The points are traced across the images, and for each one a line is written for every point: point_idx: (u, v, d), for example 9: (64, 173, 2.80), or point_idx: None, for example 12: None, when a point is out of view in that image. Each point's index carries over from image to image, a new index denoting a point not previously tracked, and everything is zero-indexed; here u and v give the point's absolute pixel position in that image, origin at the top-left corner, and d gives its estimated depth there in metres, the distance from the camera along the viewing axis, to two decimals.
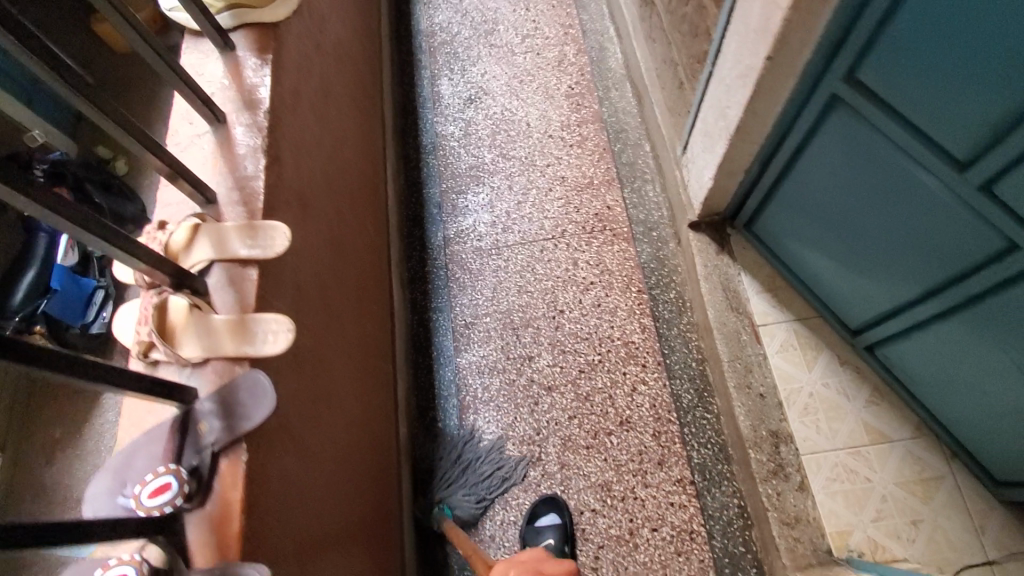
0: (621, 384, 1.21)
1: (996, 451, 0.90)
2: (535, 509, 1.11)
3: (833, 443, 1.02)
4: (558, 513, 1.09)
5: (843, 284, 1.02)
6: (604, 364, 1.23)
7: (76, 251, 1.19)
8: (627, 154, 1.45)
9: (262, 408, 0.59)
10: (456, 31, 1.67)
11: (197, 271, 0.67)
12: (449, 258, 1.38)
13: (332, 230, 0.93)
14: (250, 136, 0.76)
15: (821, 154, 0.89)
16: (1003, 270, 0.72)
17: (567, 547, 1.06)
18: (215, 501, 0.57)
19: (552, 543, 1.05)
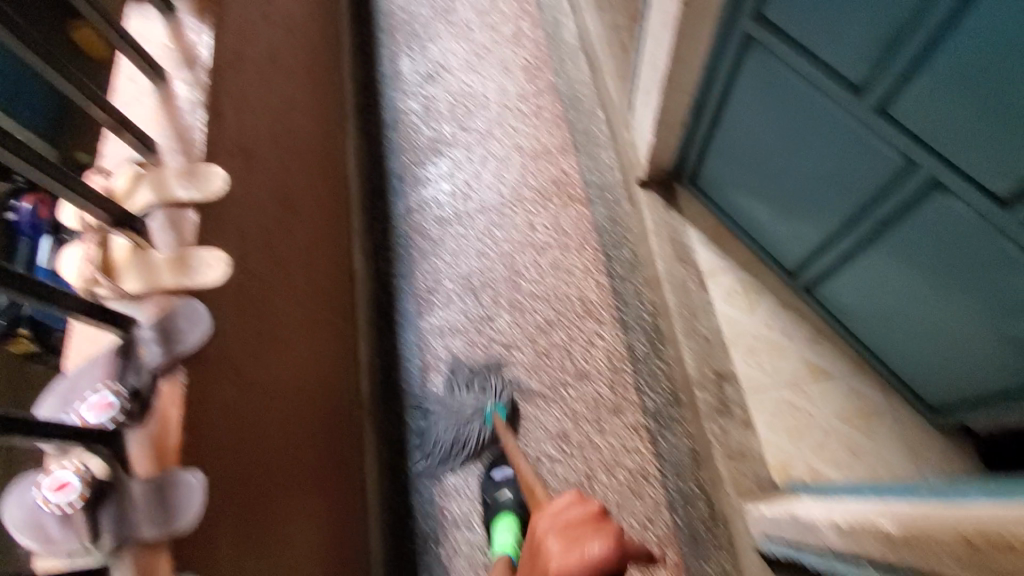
0: (568, 338, 1.24)
1: (924, 375, 0.95)
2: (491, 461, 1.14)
3: (775, 380, 1.06)
4: (513, 464, 1.12)
5: (779, 227, 1.06)
6: (554, 319, 1.27)
7: None
8: (582, 120, 1.48)
9: (197, 331, 0.64)
10: (415, 10, 1.70)
11: (138, 214, 0.71)
12: (410, 227, 1.42)
13: (280, 188, 0.96)
14: (190, 91, 0.80)
15: (745, 96, 0.95)
16: (907, 187, 0.77)
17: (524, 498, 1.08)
18: (155, 419, 0.60)
19: (512, 496, 1.07)
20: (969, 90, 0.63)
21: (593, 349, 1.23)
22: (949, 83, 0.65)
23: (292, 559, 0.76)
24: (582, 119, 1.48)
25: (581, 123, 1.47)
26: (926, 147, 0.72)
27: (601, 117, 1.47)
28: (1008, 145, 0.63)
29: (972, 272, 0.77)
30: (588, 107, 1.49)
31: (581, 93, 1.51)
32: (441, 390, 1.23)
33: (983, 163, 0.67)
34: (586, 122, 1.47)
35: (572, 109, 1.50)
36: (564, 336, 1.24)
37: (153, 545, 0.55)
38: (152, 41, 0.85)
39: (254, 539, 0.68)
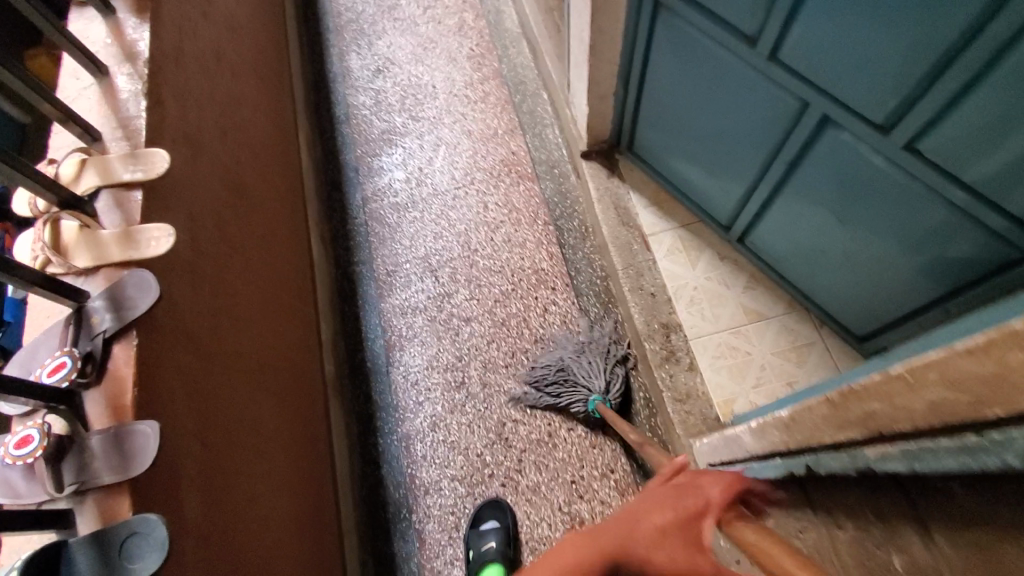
0: (594, 379, 1.15)
1: (849, 307, 1.02)
2: (478, 513, 1.11)
3: (715, 326, 1.14)
4: (500, 518, 1.09)
5: (708, 184, 1.14)
6: (581, 360, 1.18)
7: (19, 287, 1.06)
8: (527, 102, 1.53)
9: (146, 299, 0.68)
10: (361, 9, 1.75)
11: (86, 197, 0.74)
12: (368, 215, 1.46)
13: (227, 175, 1.00)
14: (131, 83, 0.83)
15: (662, 61, 1.01)
16: (806, 127, 0.84)
17: (511, 550, 1.06)
18: (110, 379, 0.64)
19: (495, 545, 1.05)
20: (837, 28, 0.70)
21: (616, 388, 1.15)
22: (821, 23, 0.71)
23: (264, 514, 0.81)
24: (527, 101, 1.53)
25: (526, 105, 1.53)
26: (813, 87, 0.78)
27: (545, 99, 1.53)
28: (876, 74, 0.70)
29: (869, 199, 0.84)
30: (532, 90, 1.54)
31: (525, 77, 1.57)
32: (406, 366, 1.28)
33: (860, 94, 0.74)
34: (531, 104, 1.53)
35: (516, 92, 1.55)
36: (587, 377, 1.15)
37: (113, 489, 0.59)
38: (92, 39, 0.88)
39: (221, 491, 0.73)
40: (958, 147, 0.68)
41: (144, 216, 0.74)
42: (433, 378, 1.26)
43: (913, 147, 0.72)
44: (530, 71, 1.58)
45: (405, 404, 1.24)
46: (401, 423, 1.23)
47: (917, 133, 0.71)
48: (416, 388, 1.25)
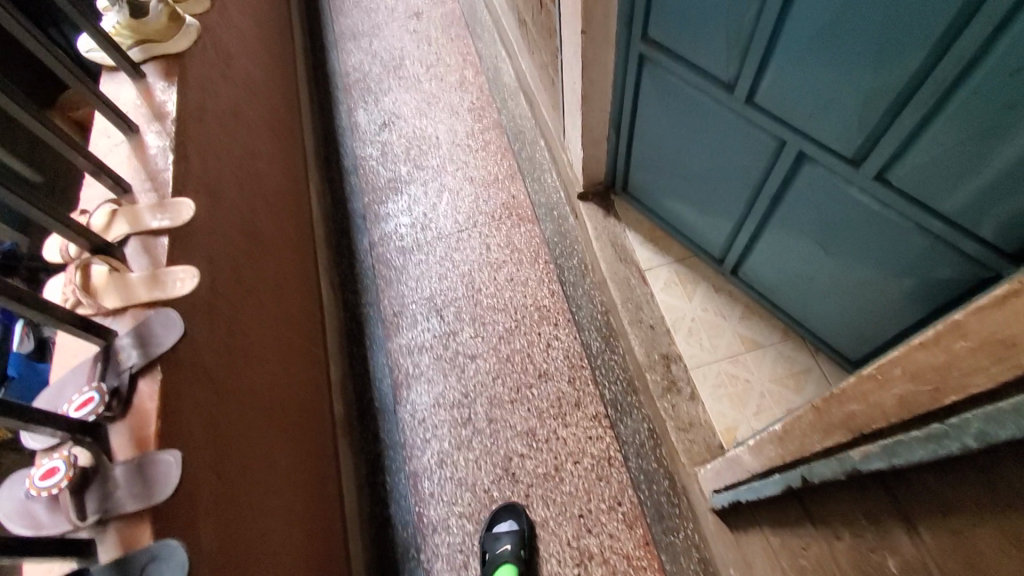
0: None
1: (840, 332, 1.07)
2: (494, 516, 1.14)
3: (714, 355, 1.18)
4: (516, 519, 1.12)
5: (699, 220, 1.20)
6: None
7: (32, 336, 1.06)
8: (525, 149, 1.62)
9: (164, 337, 0.72)
10: (368, 69, 1.87)
11: (116, 244, 0.80)
12: (375, 259, 1.52)
13: (244, 222, 1.06)
14: (160, 140, 0.91)
15: (650, 108, 1.09)
16: (785, 164, 0.90)
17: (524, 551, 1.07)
18: (134, 413, 0.67)
19: (510, 548, 1.06)
20: (804, 73, 0.77)
21: None
22: (791, 68, 0.78)
23: (275, 549, 0.82)
24: (524, 148, 1.62)
25: (524, 151, 1.61)
26: (788, 126, 0.85)
27: (542, 145, 1.61)
28: (843, 111, 0.76)
29: (848, 228, 0.89)
30: (529, 137, 1.63)
31: (522, 125, 1.66)
32: (413, 404, 1.30)
33: (830, 131, 0.80)
34: (529, 150, 1.61)
35: (514, 140, 1.64)
36: None
37: (134, 518, 0.62)
38: (123, 100, 0.95)
39: (235, 521, 0.75)
40: (923, 175, 0.73)
41: (170, 258, 0.80)
42: (440, 415, 1.28)
43: (883, 177, 0.78)
44: (526, 120, 1.67)
45: (413, 442, 1.26)
46: (408, 461, 1.24)
47: (885, 165, 0.76)
48: (424, 425, 1.27)
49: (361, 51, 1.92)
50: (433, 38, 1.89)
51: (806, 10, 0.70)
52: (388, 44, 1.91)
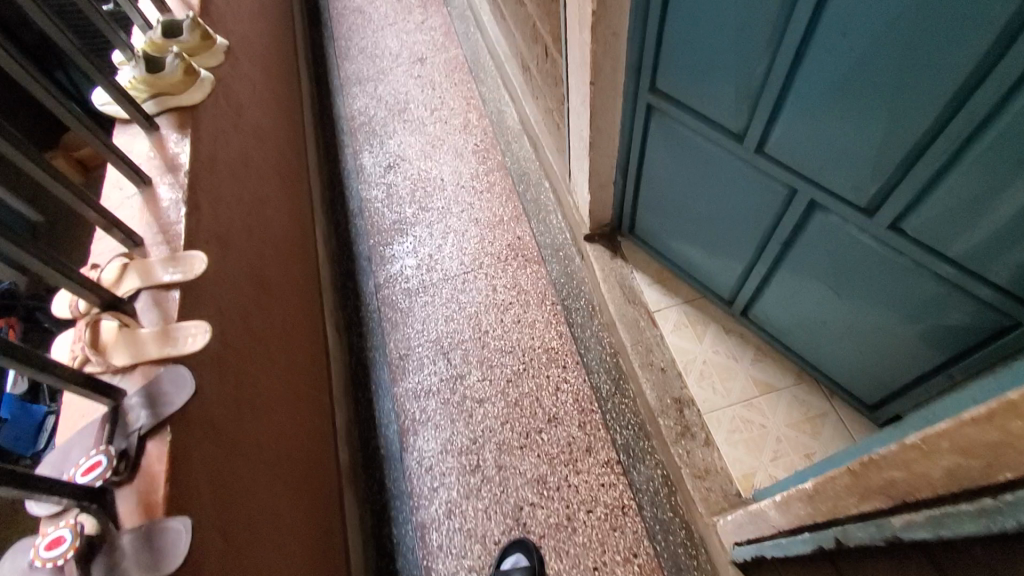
0: None
1: (856, 377, 1.06)
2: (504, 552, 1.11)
3: (728, 399, 1.16)
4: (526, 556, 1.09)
5: (708, 262, 1.20)
6: None
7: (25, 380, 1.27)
8: (530, 190, 1.63)
9: (181, 549, 0.61)
10: (373, 113, 1.90)
11: (126, 298, 0.79)
12: (381, 301, 1.51)
13: (253, 270, 1.05)
14: (173, 192, 0.91)
15: (657, 154, 1.10)
16: (796, 211, 0.91)
17: None
18: (142, 476, 0.65)
19: None
20: (816, 124, 0.78)
21: None
22: (802, 119, 0.79)
23: None
24: (529, 189, 1.63)
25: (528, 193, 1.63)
26: (799, 175, 0.86)
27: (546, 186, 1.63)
28: (855, 161, 0.77)
29: (862, 274, 0.89)
30: (533, 179, 1.65)
31: (526, 168, 1.68)
32: (420, 451, 1.27)
33: (842, 180, 0.81)
34: (533, 192, 1.63)
35: (519, 182, 1.66)
36: None
37: None
38: (136, 152, 0.96)
39: None
40: (937, 224, 0.74)
41: (181, 313, 0.79)
42: (448, 462, 1.25)
43: (897, 226, 0.78)
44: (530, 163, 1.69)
45: (420, 491, 1.22)
46: (415, 511, 1.20)
47: (899, 214, 0.77)
48: (432, 474, 1.24)
49: (366, 95, 1.96)
50: (437, 83, 1.93)
51: (817, 65, 0.72)
52: (393, 88, 1.95)
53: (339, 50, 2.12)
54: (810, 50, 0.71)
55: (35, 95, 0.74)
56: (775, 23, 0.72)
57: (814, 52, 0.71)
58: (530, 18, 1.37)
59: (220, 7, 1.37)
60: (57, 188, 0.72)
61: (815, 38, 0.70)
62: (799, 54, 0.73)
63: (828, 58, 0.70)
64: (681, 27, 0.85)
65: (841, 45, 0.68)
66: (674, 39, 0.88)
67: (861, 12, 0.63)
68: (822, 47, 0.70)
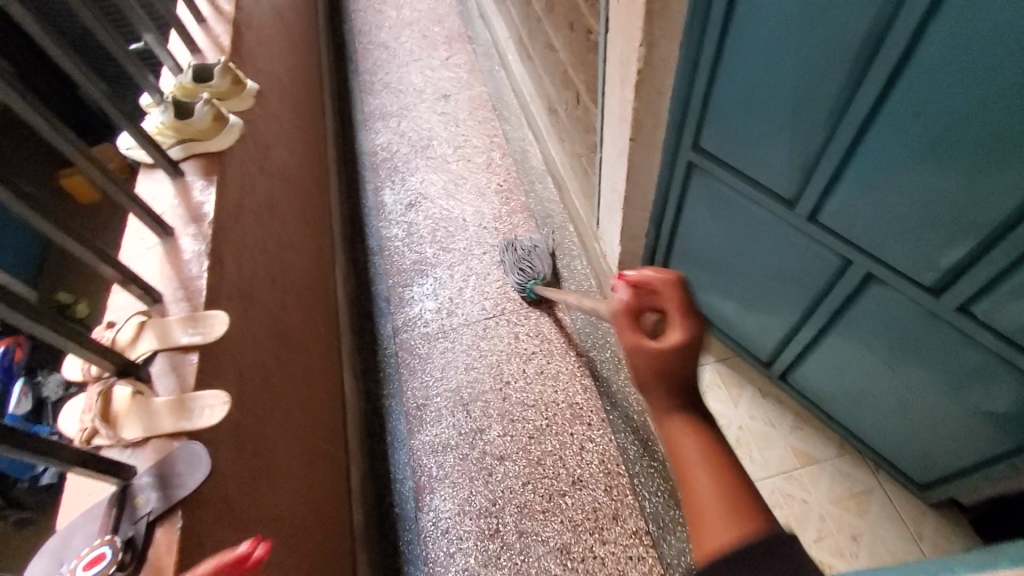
0: None
1: (907, 456, 1.00)
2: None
3: (767, 471, 1.09)
4: None
5: (745, 323, 1.15)
6: None
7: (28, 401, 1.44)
8: (544, 266, 1.46)
9: None
10: (395, 149, 1.89)
11: (141, 361, 0.74)
12: (398, 345, 1.46)
13: (274, 320, 1.01)
14: (195, 244, 0.87)
15: (694, 211, 1.06)
16: (849, 283, 0.86)
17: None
18: (150, 569, 0.60)
19: None
20: (876, 199, 0.73)
21: None
22: (861, 194, 0.75)
23: None
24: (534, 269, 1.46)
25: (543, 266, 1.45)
26: (853, 246, 0.81)
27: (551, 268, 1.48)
28: (922, 238, 0.71)
29: (921, 353, 0.84)
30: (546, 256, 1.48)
31: (540, 244, 1.51)
32: (436, 512, 1.21)
33: (906, 259, 0.76)
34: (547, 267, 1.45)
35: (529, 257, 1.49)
36: None
37: None
38: (160, 201, 0.93)
39: None
40: (1012, 312, 0.68)
41: (198, 380, 0.74)
42: (466, 525, 1.18)
43: (965, 309, 0.73)
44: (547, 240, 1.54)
45: (436, 556, 1.16)
46: None
47: (969, 298, 0.71)
48: (448, 537, 1.17)
49: (389, 130, 1.94)
50: (460, 120, 1.91)
51: (883, 140, 0.67)
52: (416, 124, 1.94)
53: (363, 84, 2.12)
54: (876, 124, 0.67)
55: (48, 138, 0.71)
56: (838, 95, 0.68)
57: (879, 126, 0.67)
58: (562, 64, 1.35)
59: (250, 46, 1.36)
60: (60, 237, 0.68)
61: (883, 114, 0.65)
62: (863, 129, 0.68)
63: (898, 135, 0.65)
64: (729, 90, 0.82)
65: (911, 124, 0.63)
66: (722, 102, 0.84)
67: (940, 89, 0.58)
68: (890, 124, 0.65)
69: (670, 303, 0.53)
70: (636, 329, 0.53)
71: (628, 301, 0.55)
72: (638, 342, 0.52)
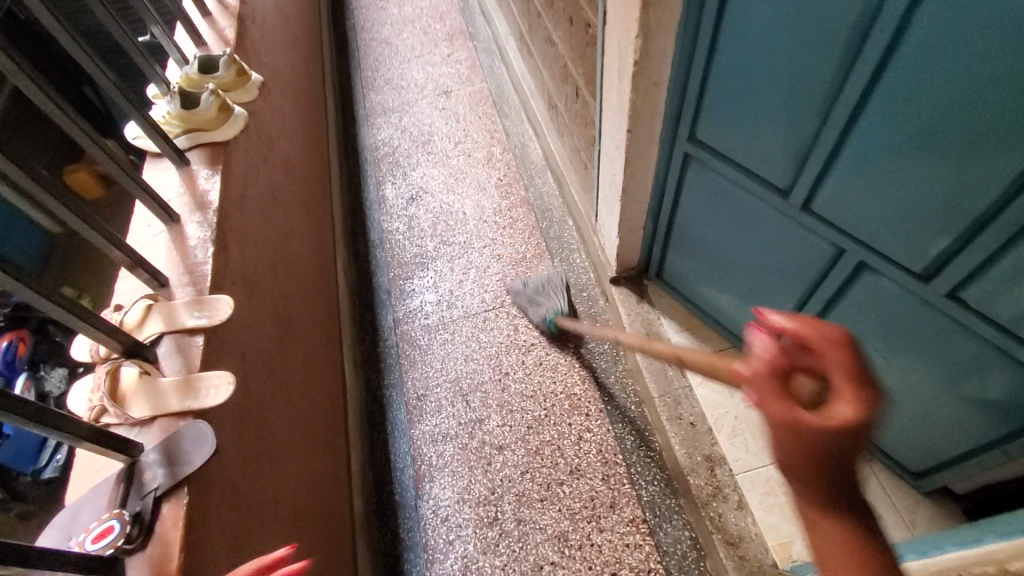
0: None
1: (900, 444, 1.01)
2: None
3: (761, 459, 1.11)
4: None
5: (743, 314, 1.16)
6: None
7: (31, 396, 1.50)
8: (559, 300, 1.39)
9: None
10: (397, 144, 1.90)
11: (149, 343, 0.76)
12: (399, 337, 1.48)
13: (277, 307, 1.02)
14: (201, 230, 0.89)
15: (691, 202, 1.08)
16: (842, 271, 0.87)
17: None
18: (156, 543, 0.61)
19: None
20: (868, 187, 0.75)
21: None
22: (853, 181, 0.76)
23: None
24: (550, 303, 1.39)
25: (558, 300, 1.39)
26: (845, 235, 0.83)
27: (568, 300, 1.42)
28: (913, 226, 0.73)
29: (913, 340, 0.85)
30: (561, 289, 1.42)
31: (553, 280, 1.44)
32: (436, 500, 1.22)
33: (897, 247, 0.77)
34: (563, 301, 1.39)
35: (543, 292, 1.42)
36: None
37: None
38: (166, 188, 0.95)
39: None
40: (1000, 296, 0.70)
41: (203, 361, 0.75)
42: (465, 513, 1.20)
43: (955, 295, 0.75)
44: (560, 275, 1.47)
45: (435, 544, 1.17)
46: (429, 565, 1.15)
47: (959, 284, 0.73)
48: (447, 525, 1.19)
49: (391, 125, 1.96)
50: (461, 116, 1.93)
51: (874, 128, 0.69)
52: (417, 119, 1.95)
53: (366, 80, 2.13)
54: (867, 112, 0.68)
55: (63, 127, 0.73)
56: (830, 84, 0.70)
57: (869, 115, 0.68)
58: (561, 59, 1.36)
59: (255, 39, 1.38)
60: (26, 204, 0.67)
61: (873, 102, 0.67)
62: (854, 117, 0.70)
63: (889, 122, 0.67)
64: (725, 80, 0.83)
65: (900, 113, 0.65)
66: (717, 93, 0.86)
67: (927, 76, 0.60)
68: (880, 111, 0.67)
69: (837, 369, 0.39)
70: (786, 397, 0.40)
71: (774, 357, 0.41)
72: (791, 416, 0.38)
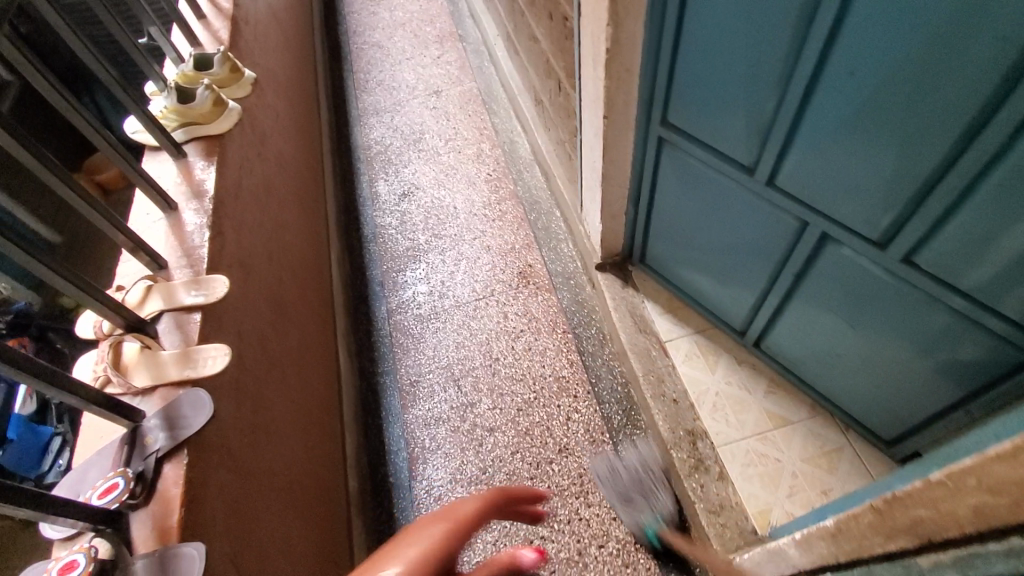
0: None
1: (872, 413, 1.05)
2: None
3: (741, 433, 1.15)
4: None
5: (721, 294, 1.21)
6: None
7: (34, 402, 1.53)
8: (663, 500, 1.11)
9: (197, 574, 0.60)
10: (389, 142, 1.95)
11: (149, 320, 0.80)
12: (392, 327, 1.52)
13: (272, 293, 1.07)
14: (198, 217, 0.93)
15: (668, 185, 1.13)
16: (808, 244, 0.92)
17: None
18: (158, 499, 0.65)
19: None
20: (826, 160, 0.80)
21: None
22: (813, 155, 0.81)
23: None
24: (652, 504, 1.11)
25: (664, 500, 1.11)
26: (809, 208, 0.87)
27: (673, 495, 1.13)
28: (867, 195, 0.78)
29: (876, 308, 0.89)
30: (662, 481, 1.14)
31: (651, 465, 1.16)
32: (429, 480, 1.26)
33: (855, 216, 0.82)
34: (669, 501, 1.11)
35: (640, 484, 1.14)
36: None
37: None
38: (164, 178, 0.99)
39: None
40: (951, 257, 0.74)
41: (201, 336, 0.80)
42: (458, 492, 1.23)
43: (910, 260, 0.79)
44: (658, 458, 1.18)
45: None
46: None
47: (912, 248, 0.77)
48: (440, 504, 1.23)
49: (383, 125, 2.01)
50: (451, 114, 1.98)
51: (827, 102, 0.74)
52: (409, 119, 2.01)
53: (358, 82, 2.19)
54: (820, 88, 0.73)
55: (69, 117, 0.78)
56: (785, 62, 0.75)
57: (822, 90, 0.73)
58: (544, 54, 1.42)
59: (248, 41, 1.43)
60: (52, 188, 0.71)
61: (824, 77, 0.72)
62: (809, 92, 0.75)
63: (838, 96, 0.72)
64: (693, 65, 0.88)
65: (848, 86, 0.70)
66: (687, 77, 0.91)
67: (869, 51, 0.65)
68: (831, 86, 0.72)
69: None
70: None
71: None
72: None
